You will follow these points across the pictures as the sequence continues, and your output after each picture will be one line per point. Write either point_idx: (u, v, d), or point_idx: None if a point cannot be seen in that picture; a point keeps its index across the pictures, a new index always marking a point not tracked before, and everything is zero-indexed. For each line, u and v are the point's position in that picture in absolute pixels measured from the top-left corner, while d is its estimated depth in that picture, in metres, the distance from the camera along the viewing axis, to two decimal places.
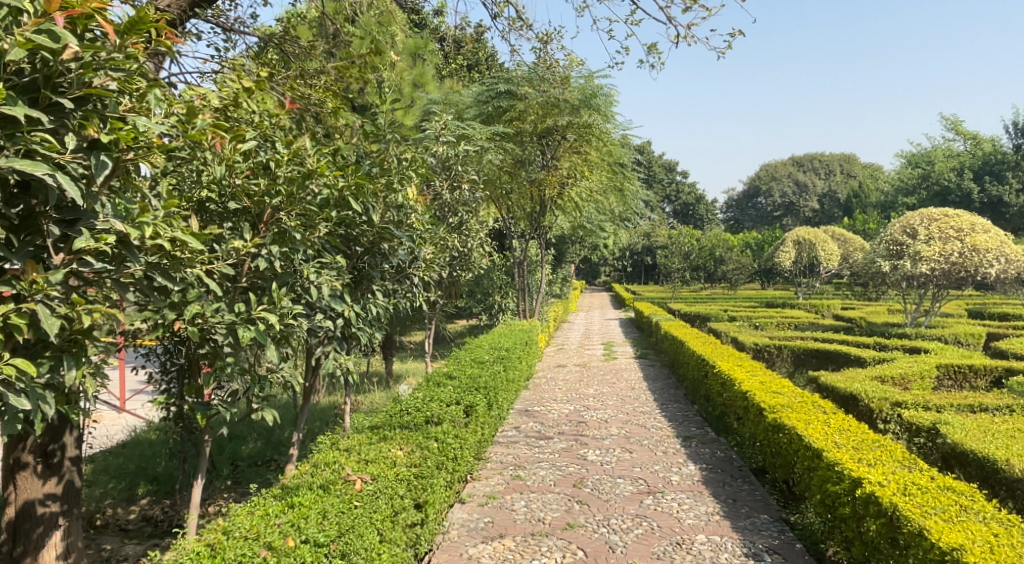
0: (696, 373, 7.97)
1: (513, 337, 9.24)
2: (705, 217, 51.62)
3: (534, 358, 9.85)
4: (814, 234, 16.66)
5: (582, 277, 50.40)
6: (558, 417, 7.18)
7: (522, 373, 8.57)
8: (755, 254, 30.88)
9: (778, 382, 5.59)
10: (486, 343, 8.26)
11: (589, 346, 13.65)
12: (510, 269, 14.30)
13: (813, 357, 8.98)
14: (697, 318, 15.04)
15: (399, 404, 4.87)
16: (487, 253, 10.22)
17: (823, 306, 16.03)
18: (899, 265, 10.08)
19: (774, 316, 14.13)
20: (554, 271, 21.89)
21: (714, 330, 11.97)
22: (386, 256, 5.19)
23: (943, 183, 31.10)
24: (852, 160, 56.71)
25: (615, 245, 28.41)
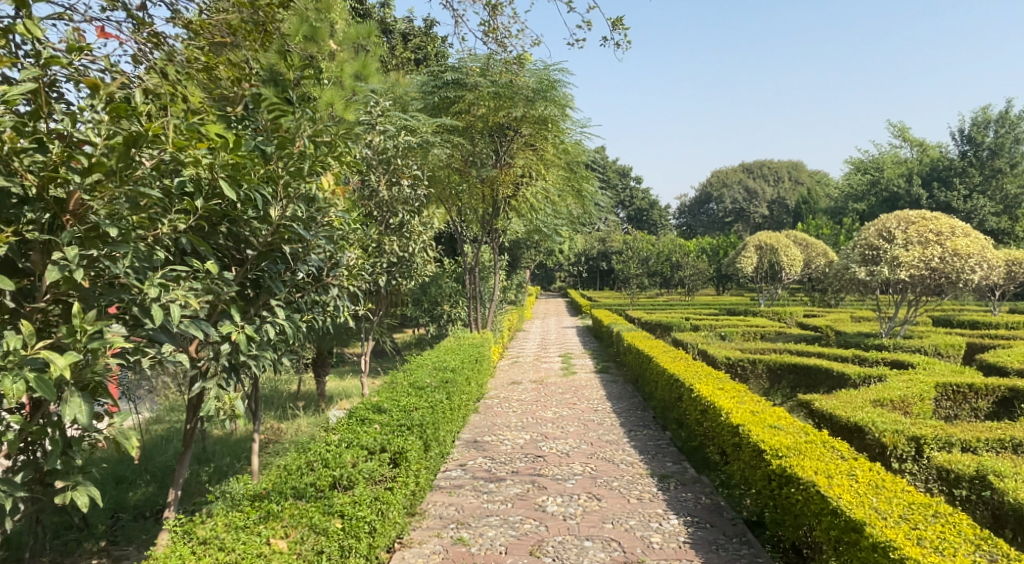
0: (667, 393, 7.03)
1: (461, 353, 8.21)
2: (658, 223, 51.38)
3: (484, 376, 8.81)
4: (776, 238, 15.90)
5: (537, 282, 49.57)
6: (512, 449, 6.17)
7: (472, 395, 7.55)
8: (710, 259, 30.41)
9: (774, 413, 4.68)
10: (429, 362, 7.21)
11: (546, 359, 12.69)
12: (460, 275, 13.25)
13: (790, 373, 8.15)
14: (658, 327, 14.21)
15: (305, 455, 3.80)
16: (432, 259, 9.14)
17: (786, 313, 15.37)
18: (877, 271, 9.35)
19: (739, 324, 13.37)
20: (508, 277, 20.89)
21: (678, 341, 11.13)
22: (293, 262, 4.12)
23: (893, 189, 31.12)
24: (801, 166, 57.22)
25: (570, 250, 27.57)
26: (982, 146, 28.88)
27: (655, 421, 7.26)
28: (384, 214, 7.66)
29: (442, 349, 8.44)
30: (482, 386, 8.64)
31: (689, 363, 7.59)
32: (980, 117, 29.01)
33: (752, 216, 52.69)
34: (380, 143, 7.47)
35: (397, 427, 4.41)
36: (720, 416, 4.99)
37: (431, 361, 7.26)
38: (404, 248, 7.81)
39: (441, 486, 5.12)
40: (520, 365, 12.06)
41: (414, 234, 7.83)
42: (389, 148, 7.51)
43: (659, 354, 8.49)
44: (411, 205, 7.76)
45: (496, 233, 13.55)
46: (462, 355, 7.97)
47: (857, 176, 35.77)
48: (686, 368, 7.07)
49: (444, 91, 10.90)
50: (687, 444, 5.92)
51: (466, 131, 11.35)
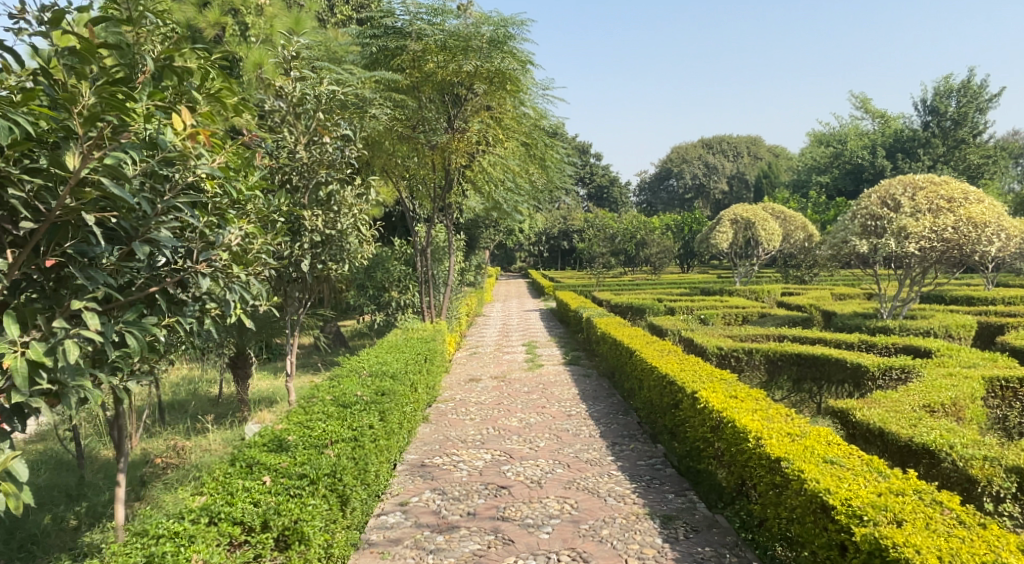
0: (655, 396, 5.79)
1: (407, 349, 6.85)
2: (619, 201, 50.53)
3: (436, 376, 7.48)
4: (752, 211, 14.53)
5: (497, 263, 48.14)
6: (470, 476, 4.89)
7: (419, 403, 6.22)
8: (675, 236, 29.34)
9: (820, 438, 3.47)
10: (365, 365, 5.87)
11: (508, 350, 11.37)
12: (411, 258, 11.81)
13: (794, 364, 6.96)
14: (630, 311, 12.98)
15: (141, 543, 2.49)
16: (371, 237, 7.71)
17: (765, 291, 14.22)
18: (881, 245, 8.23)
19: (717, 305, 12.23)
20: (466, 260, 19.55)
21: (656, 327, 9.90)
22: (127, 242, 2.84)
23: (856, 161, 30.36)
24: (760, 141, 56.44)
25: (530, 229, 26.20)
26: (946, 116, 28.15)
27: (640, 428, 6.05)
28: (306, 182, 6.25)
29: (384, 345, 7.07)
30: (434, 390, 7.30)
31: (677, 356, 6.35)
32: (943, 86, 28.25)
33: (712, 192, 51.91)
34: (297, 96, 6.04)
35: (297, 478, 3.07)
36: (742, 436, 3.75)
37: (366, 364, 5.91)
38: (330, 225, 6.37)
39: (371, 543, 3.80)
40: (478, 358, 10.72)
41: (344, 207, 6.41)
42: (308, 101, 6.08)
43: (639, 344, 7.27)
44: (340, 171, 6.36)
45: (450, 208, 12.18)
46: (408, 353, 6.61)
47: (817, 149, 35.01)
48: (673, 365, 5.83)
49: (384, 43, 9.46)
50: (686, 466, 4.71)
51: (411, 91, 9.94)
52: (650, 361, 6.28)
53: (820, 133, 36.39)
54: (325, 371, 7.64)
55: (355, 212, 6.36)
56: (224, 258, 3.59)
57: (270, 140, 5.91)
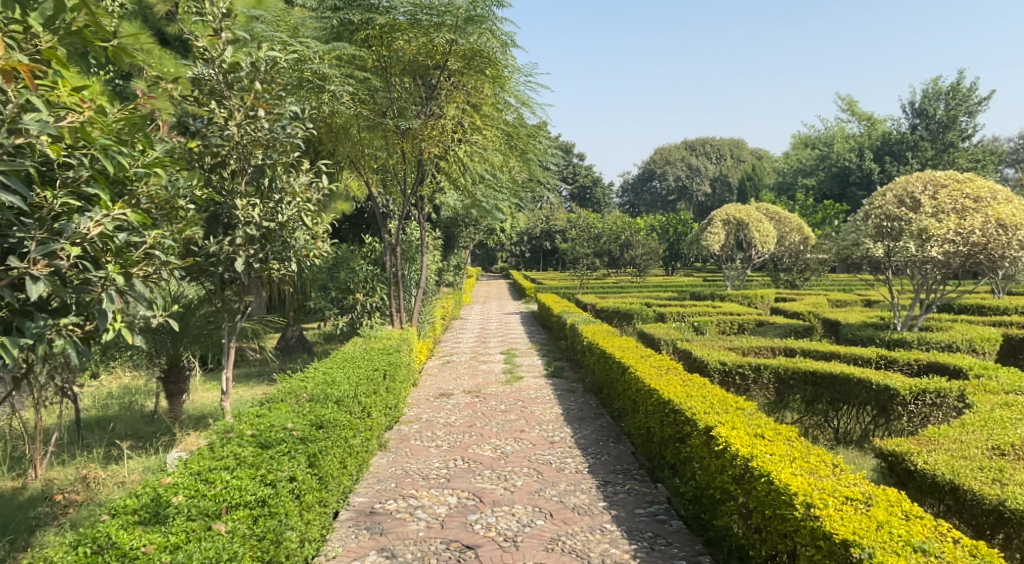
0: (653, 423, 4.90)
1: (363, 363, 5.92)
2: (602, 201, 49.77)
3: (398, 394, 6.52)
4: (745, 211, 13.62)
5: (478, 264, 47.08)
6: (428, 531, 3.95)
7: (374, 428, 5.29)
8: (659, 239, 28.51)
9: (897, 508, 2.70)
10: (307, 386, 4.93)
11: (484, 359, 10.42)
12: (379, 257, 10.85)
13: (810, 385, 6.00)
14: (616, 317, 12.06)
15: None
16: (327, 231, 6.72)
17: (759, 297, 13.36)
18: (899, 248, 7.37)
19: (710, 311, 11.38)
20: (443, 260, 18.58)
21: (647, 335, 9.00)
22: None
23: (844, 163, 29.65)
24: (743, 143, 55.81)
25: (511, 228, 25.23)
26: (934, 118, 27.56)
27: (636, 461, 5.14)
28: (241, 164, 5.38)
29: (338, 359, 6.11)
30: (395, 410, 6.36)
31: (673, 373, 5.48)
32: (931, 88, 27.66)
33: (695, 194, 51.24)
34: (230, 61, 5.15)
35: None
36: (781, 496, 2.90)
37: (309, 384, 4.98)
38: (269, 217, 5.47)
39: None
40: (451, 368, 9.75)
41: (287, 196, 5.55)
42: (243, 68, 5.19)
43: (631, 358, 6.38)
44: (280, 151, 5.50)
45: (424, 203, 11.20)
46: (362, 369, 5.67)
47: (802, 150, 34.38)
48: (670, 386, 4.96)
49: (346, 15, 8.52)
50: (698, 519, 3.81)
51: (378, 71, 9.07)
52: (643, 380, 5.38)
53: (805, 135, 35.76)
54: (268, 389, 6.66)
55: (299, 202, 5.48)
56: (74, 253, 2.74)
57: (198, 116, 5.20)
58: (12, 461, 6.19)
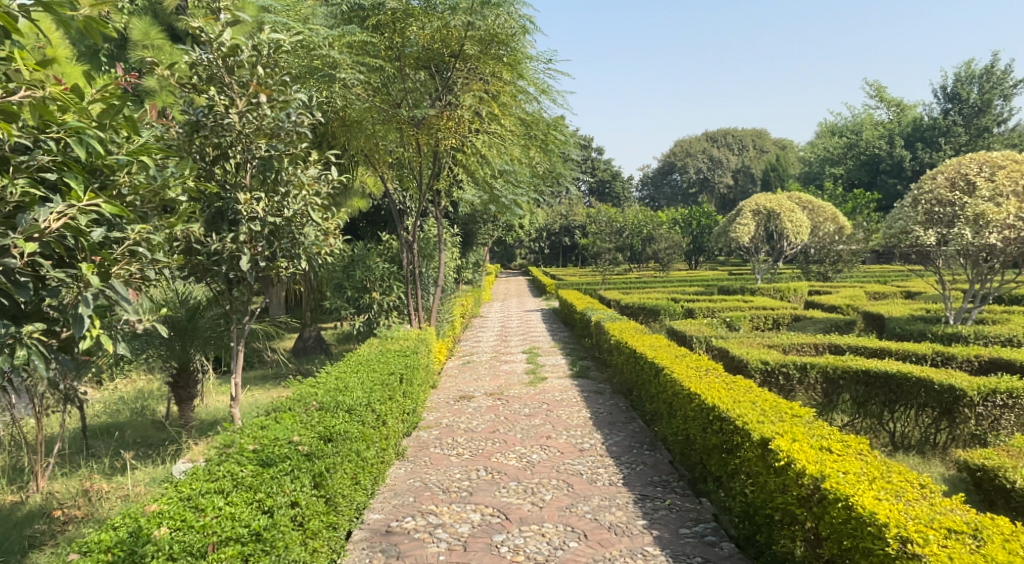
0: (694, 431, 4.46)
1: (377, 366, 5.53)
2: (622, 195, 49.13)
3: (416, 398, 6.14)
4: (776, 201, 13.06)
5: (497, 261, 46.65)
6: (449, 555, 3.56)
7: (389, 436, 4.91)
8: (682, 232, 27.90)
9: (1008, 544, 2.46)
10: (316, 393, 4.56)
11: (507, 359, 10.01)
12: (396, 254, 10.49)
13: (863, 385, 5.49)
14: (643, 312, 11.58)
15: None
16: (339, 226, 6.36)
17: (791, 290, 12.81)
18: (951, 235, 6.85)
19: (743, 306, 10.88)
20: (462, 257, 18.22)
21: (677, 332, 8.55)
22: None
23: (873, 151, 28.78)
24: (766, 134, 54.79)
25: (530, 224, 24.78)
26: (968, 102, 26.63)
27: (675, 472, 4.71)
28: (246, 155, 5.07)
29: (351, 363, 5.74)
30: (413, 416, 5.99)
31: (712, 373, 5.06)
32: (964, 71, 26.75)
33: (717, 186, 50.37)
34: (230, 44, 4.85)
35: None
36: (867, 527, 2.63)
37: (318, 391, 4.61)
38: (275, 212, 5.12)
39: None
40: (472, 369, 9.36)
41: (293, 188, 5.18)
42: (244, 52, 4.89)
43: (663, 357, 5.93)
44: (286, 141, 5.16)
45: (442, 197, 10.82)
46: (377, 373, 5.29)
47: (828, 138, 33.53)
48: (710, 388, 4.54)
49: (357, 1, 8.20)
50: (752, 541, 3.42)
51: (391, 59, 8.72)
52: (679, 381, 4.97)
53: (830, 123, 34.87)
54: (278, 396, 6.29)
55: (306, 194, 5.13)
56: (23, 246, 2.47)
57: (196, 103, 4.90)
58: (13, 472, 5.89)
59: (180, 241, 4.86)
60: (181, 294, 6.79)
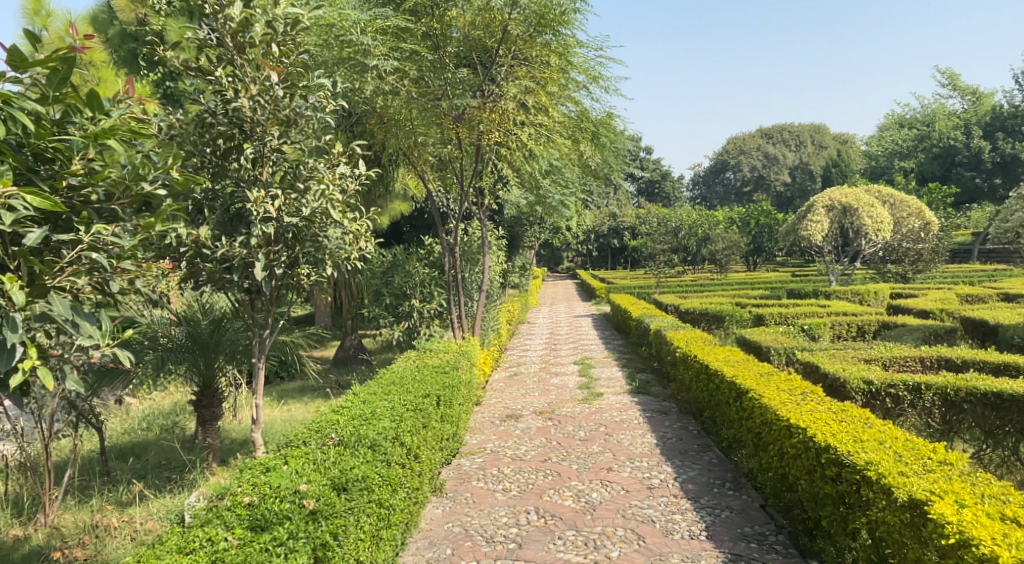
0: (795, 472, 3.64)
1: (413, 387, 4.84)
2: (672, 195, 47.78)
3: (456, 421, 5.42)
4: (853, 195, 11.92)
5: (543, 264, 45.83)
6: None
7: (425, 471, 4.20)
8: (739, 231, 26.65)
9: None
10: (338, 423, 3.90)
11: (557, 371, 9.24)
12: (438, 259, 9.83)
13: (995, 411, 4.64)
14: (705, 318, 10.66)
15: None
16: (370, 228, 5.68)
17: (870, 293, 11.69)
18: None
19: (819, 311, 9.87)
20: (508, 259, 17.51)
21: (749, 341, 7.63)
22: None
23: (948, 142, 27.01)
24: (824, 128, 52.61)
25: (578, 225, 23.91)
26: None
27: (769, 521, 3.88)
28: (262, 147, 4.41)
29: (383, 383, 5.06)
30: (454, 442, 5.27)
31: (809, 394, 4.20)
32: None
33: (773, 184, 48.56)
34: (239, 19, 4.14)
35: None
36: None
37: (340, 420, 3.95)
38: (293, 212, 4.45)
39: None
40: (520, 382, 8.61)
41: (314, 185, 4.50)
42: (255, 25, 4.17)
43: (745, 375, 5.07)
44: (306, 131, 4.49)
45: (486, 197, 10.12)
46: (410, 396, 4.59)
47: (895, 130, 31.72)
48: (817, 417, 3.70)
49: None
50: None
51: (430, 48, 8.06)
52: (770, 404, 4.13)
53: (897, 114, 33.01)
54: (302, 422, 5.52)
55: (328, 189, 4.44)
56: None
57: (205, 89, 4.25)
58: (22, 502, 5.42)
59: (188, 249, 4.26)
60: (206, 306, 6.18)
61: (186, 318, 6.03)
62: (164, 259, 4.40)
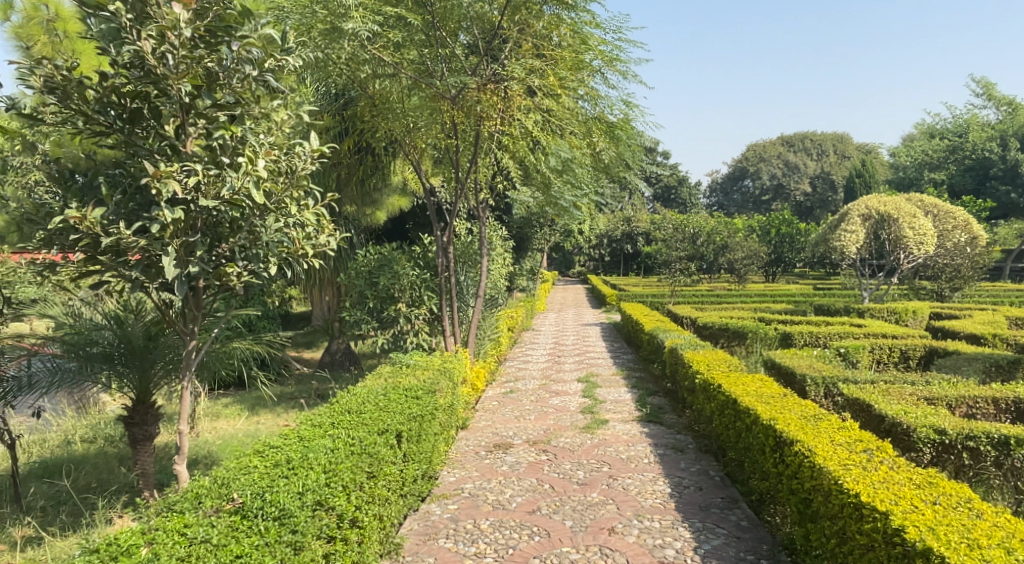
0: None
1: (368, 419, 3.89)
2: (689, 202, 46.61)
3: (427, 458, 4.46)
4: (892, 204, 10.86)
5: (554, 268, 44.79)
6: None
7: (372, 536, 3.26)
8: (758, 240, 25.52)
9: None
10: (252, 473, 2.98)
11: (558, 388, 8.26)
12: (431, 260, 8.87)
13: None
14: (724, 335, 9.66)
15: None
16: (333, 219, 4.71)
17: (907, 312, 10.62)
18: None
19: (855, 332, 8.84)
20: (515, 262, 16.54)
21: (780, 366, 6.62)
22: None
23: (982, 154, 25.86)
24: (848, 137, 51.28)
25: (590, 230, 22.89)
26: None
27: None
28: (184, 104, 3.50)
29: (335, 410, 4.12)
30: (422, 485, 4.31)
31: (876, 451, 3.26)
32: None
33: (793, 193, 47.28)
34: None
35: None
36: None
37: (256, 469, 3.02)
38: (217, 195, 3.49)
39: None
40: (516, 401, 7.63)
41: (245, 161, 3.54)
42: None
43: (778, 414, 4.09)
44: (240, 91, 3.59)
45: (488, 191, 9.16)
46: (363, 432, 3.65)
47: (925, 140, 30.51)
48: (900, 497, 2.78)
49: None
50: None
51: (423, 19, 7.15)
52: (825, 462, 3.20)
53: (926, 124, 31.78)
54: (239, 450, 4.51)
55: (256, 167, 3.47)
56: None
57: (102, 31, 3.29)
58: None
59: (77, 235, 3.31)
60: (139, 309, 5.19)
61: (118, 318, 5.06)
62: (52, 247, 3.44)
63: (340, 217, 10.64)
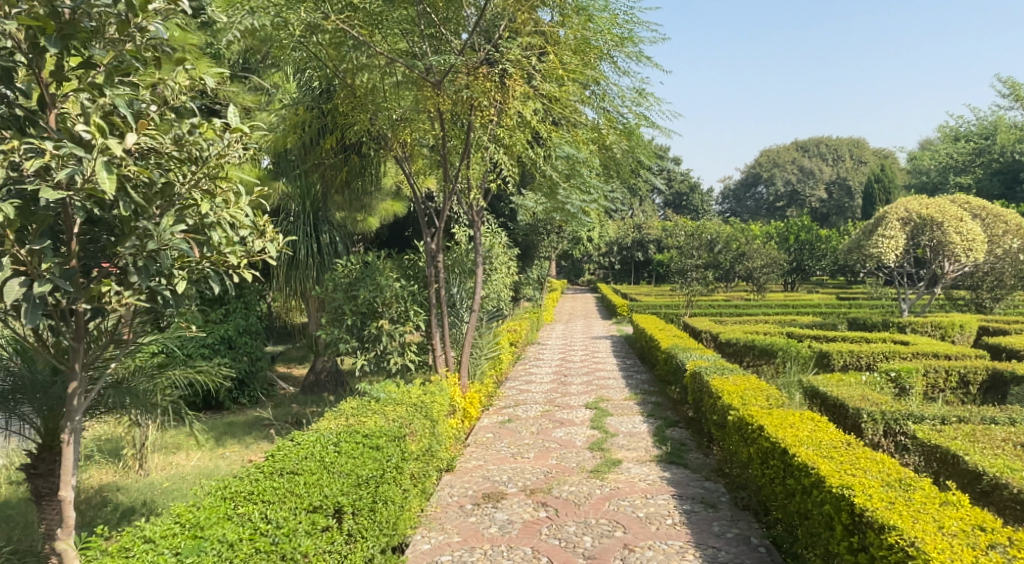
0: None
1: (302, 487, 2.93)
2: (701, 209, 45.53)
3: (389, 529, 3.48)
4: (935, 206, 9.82)
5: (563, 277, 43.79)
6: None
7: None
8: (776, 248, 24.44)
9: None
10: None
11: (563, 417, 7.23)
12: (420, 271, 7.90)
13: None
14: (749, 353, 8.63)
15: None
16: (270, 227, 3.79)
17: (953, 326, 9.55)
18: None
19: (902, 351, 7.79)
20: (520, 272, 15.53)
21: (826, 396, 5.58)
22: None
23: (1011, 157, 24.76)
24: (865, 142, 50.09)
25: (599, 237, 21.84)
26: None
27: None
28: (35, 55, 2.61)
29: (268, 471, 3.16)
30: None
31: (1007, 551, 2.41)
32: None
33: (809, 199, 46.11)
34: None
35: None
36: None
37: None
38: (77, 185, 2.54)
39: None
40: (513, 433, 6.61)
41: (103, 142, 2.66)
42: None
43: (845, 476, 3.13)
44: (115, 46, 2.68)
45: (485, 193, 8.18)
46: (286, 514, 2.68)
47: (949, 143, 29.42)
48: None
49: None
50: None
51: None
52: None
53: (949, 126, 30.57)
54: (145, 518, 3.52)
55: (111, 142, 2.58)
56: None
57: None
58: None
59: None
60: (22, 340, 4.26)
61: (20, 348, 4.08)
62: None
63: (325, 223, 9.68)
